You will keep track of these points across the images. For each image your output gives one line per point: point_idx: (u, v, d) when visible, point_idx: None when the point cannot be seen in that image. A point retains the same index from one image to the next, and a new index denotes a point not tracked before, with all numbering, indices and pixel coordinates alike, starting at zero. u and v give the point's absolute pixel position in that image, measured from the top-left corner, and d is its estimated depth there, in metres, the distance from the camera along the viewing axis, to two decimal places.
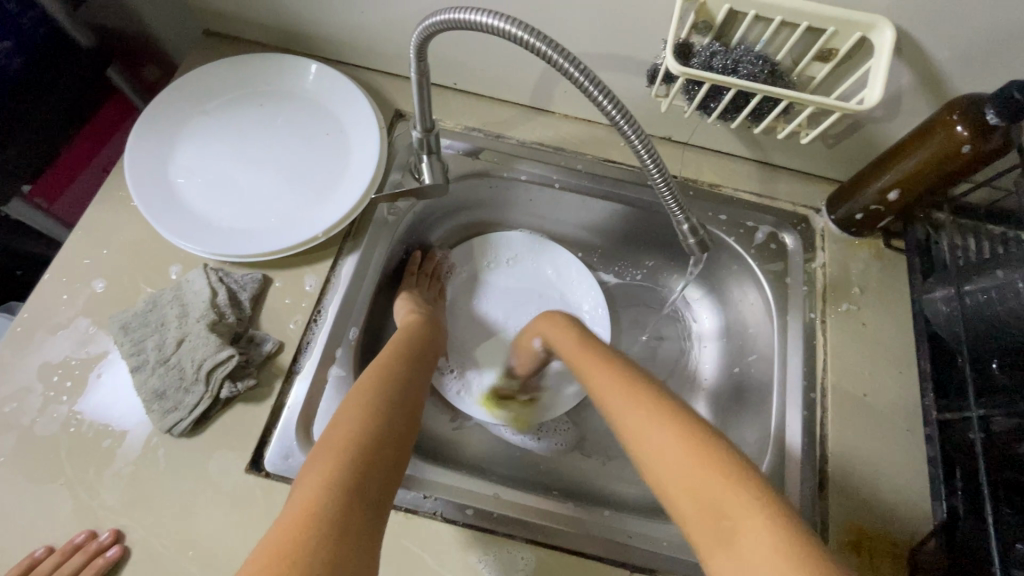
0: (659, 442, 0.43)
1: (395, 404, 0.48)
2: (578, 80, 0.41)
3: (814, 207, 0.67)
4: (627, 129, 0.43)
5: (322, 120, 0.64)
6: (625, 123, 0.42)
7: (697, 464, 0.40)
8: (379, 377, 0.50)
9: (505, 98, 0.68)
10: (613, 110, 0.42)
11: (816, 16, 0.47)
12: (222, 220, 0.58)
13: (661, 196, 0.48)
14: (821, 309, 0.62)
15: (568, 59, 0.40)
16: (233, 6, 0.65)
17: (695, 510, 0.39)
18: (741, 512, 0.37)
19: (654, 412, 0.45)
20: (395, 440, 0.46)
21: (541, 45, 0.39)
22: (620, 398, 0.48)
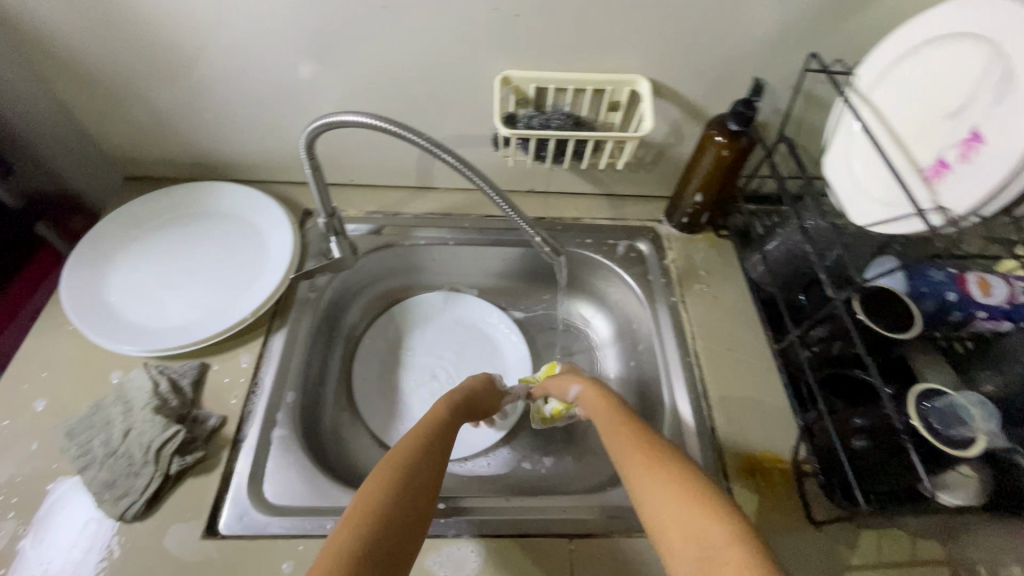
0: (651, 476, 0.45)
1: (415, 476, 0.46)
2: (424, 144, 0.54)
3: (657, 219, 0.84)
4: (468, 172, 0.57)
5: (242, 228, 0.76)
6: (464, 167, 0.56)
7: (684, 496, 0.42)
8: (412, 451, 0.49)
9: (397, 185, 0.83)
10: (450, 157, 0.55)
11: (594, 82, 0.66)
12: (157, 324, 0.65)
13: (506, 211, 0.61)
14: (680, 293, 0.76)
15: (411, 130, 0.54)
16: (156, 151, 0.78)
17: (684, 540, 0.39)
18: (718, 545, 0.37)
19: (648, 454, 0.48)
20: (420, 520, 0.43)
21: (392, 126, 0.53)
22: (626, 447, 0.50)
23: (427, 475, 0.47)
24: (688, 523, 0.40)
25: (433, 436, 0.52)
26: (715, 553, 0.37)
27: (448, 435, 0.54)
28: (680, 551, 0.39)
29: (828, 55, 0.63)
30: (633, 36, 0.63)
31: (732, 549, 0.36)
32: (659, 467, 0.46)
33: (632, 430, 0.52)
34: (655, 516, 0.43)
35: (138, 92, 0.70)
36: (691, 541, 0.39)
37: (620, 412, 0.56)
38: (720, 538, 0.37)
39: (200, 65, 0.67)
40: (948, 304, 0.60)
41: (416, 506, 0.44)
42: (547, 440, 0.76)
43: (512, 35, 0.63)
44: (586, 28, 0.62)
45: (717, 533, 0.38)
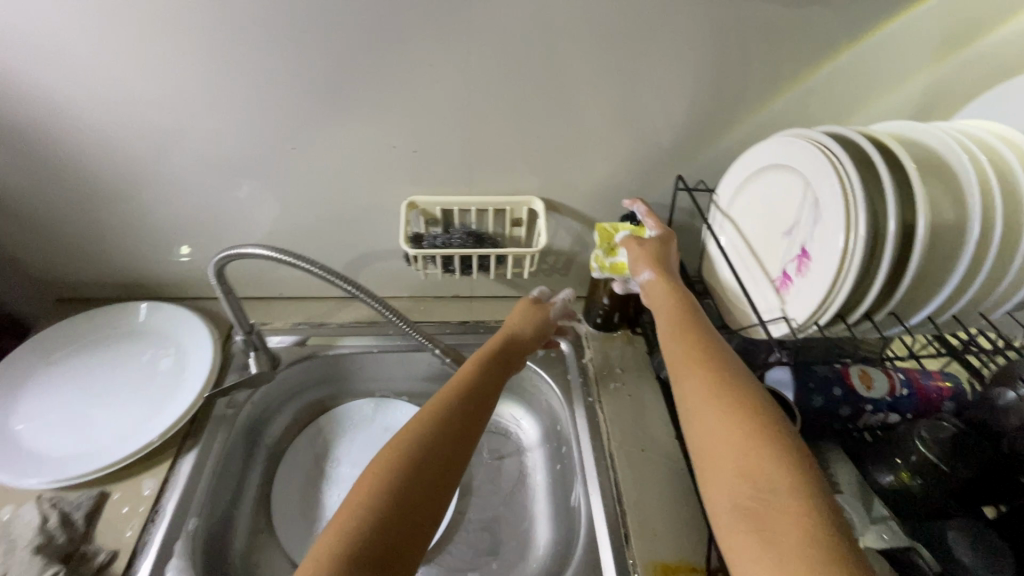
0: (704, 402, 0.48)
1: (421, 484, 0.46)
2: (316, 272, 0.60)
3: (577, 318, 0.87)
4: (356, 294, 0.64)
5: (164, 347, 0.77)
6: (352, 288, 0.64)
7: (732, 431, 0.44)
8: (421, 447, 0.49)
9: (325, 296, 0.87)
10: (342, 283, 0.63)
11: (494, 203, 0.72)
12: (58, 452, 0.64)
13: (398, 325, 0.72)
14: (597, 391, 0.78)
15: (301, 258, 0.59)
16: (89, 274, 0.82)
17: (736, 461, 0.43)
18: (776, 482, 0.40)
19: (707, 378, 0.49)
20: (414, 519, 0.44)
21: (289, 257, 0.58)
22: (687, 374, 0.51)
23: (427, 482, 0.47)
24: (735, 450, 0.43)
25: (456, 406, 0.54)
26: (767, 482, 0.41)
27: (475, 410, 0.55)
28: (728, 473, 0.43)
29: (696, 176, 0.72)
30: (524, 164, 0.70)
31: (787, 480, 0.40)
32: (712, 394, 0.48)
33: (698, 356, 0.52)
34: (703, 441, 0.46)
35: (71, 224, 0.75)
36: (738, 466, 0.42)
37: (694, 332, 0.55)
38: (779, 464, 0.41)
39: (130, 200, 0.72)
40: (834, 400, 0.61)
41: (409, 524, 0.44)
42: (471, 553, 0.74)
43: (414, 167, 0.70)
44: (479, 159, 0.69)
45: (776, 464, 0.41)
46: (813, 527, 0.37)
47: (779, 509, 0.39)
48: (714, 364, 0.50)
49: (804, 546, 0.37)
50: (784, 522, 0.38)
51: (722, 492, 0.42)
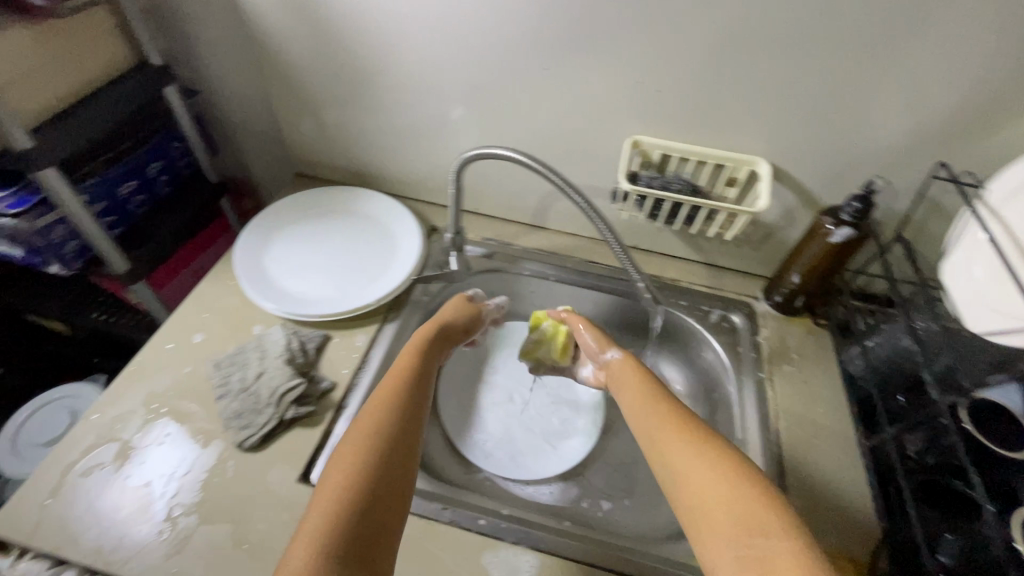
0: (690, 460, 0.49)
1: (392, 457, 0.49)
2: (556, 181, 0.64)
3: (754, 296, 0.86)
4: (579, 201, 0.64)
5: (377, 230, 0.87)
6: (572, 191, 0.64)
7: (729, 487, 0.46)
8: (360, 440, 0.50)
9: (515, 220, 0.92)
10: (570, 191, 0.64)
11: (717, 158, 0.72)
12: (297, 295, 0.77)
13: (611, 246, 0.66)
14: (768, 369, 0.76)
15: (547, 167, 0.64)
16: (327, 155, 0.94)
17: (729, 519, 0.44)
18: (774, 536, 0.42)
19: (710, 444, 0.50)
20: (392, 492, 0.47)
21: (537, 163, 0.64)
22: (670, 433, 0.53)
23: (391, 448, 0.50)
24: (729, 522, 0.44)
25: (404, 398, 0.55)
26: (765, 538, 0.42)
27: (413, 411, 0.55)
28: (724, 527, 0.44)
29: (954, 167, 0.66)
30: (762, 122, 0.69)
31: (782, 535, 0.42)
32: (693, 452, 0.50)
33: (680, 421, 0.54)
34: (691, 500, 0.47)
35: (330, 107, 0.86)
36: (732, 521, 0.44)
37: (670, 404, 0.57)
38: (774, 523, 0.42)
39: (384, 95, 0.82)
40: None
41: (391, 483, 0.47)
42: (607, 483, 0.78)
43: (649, 106, 0.71)
44: (717, 109, 0.69)
45: (771, 521, 0.43)
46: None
47: (780, 559, 0.40)
48: (693, 428, 0.53)
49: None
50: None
51: (725, 555, 0.42)
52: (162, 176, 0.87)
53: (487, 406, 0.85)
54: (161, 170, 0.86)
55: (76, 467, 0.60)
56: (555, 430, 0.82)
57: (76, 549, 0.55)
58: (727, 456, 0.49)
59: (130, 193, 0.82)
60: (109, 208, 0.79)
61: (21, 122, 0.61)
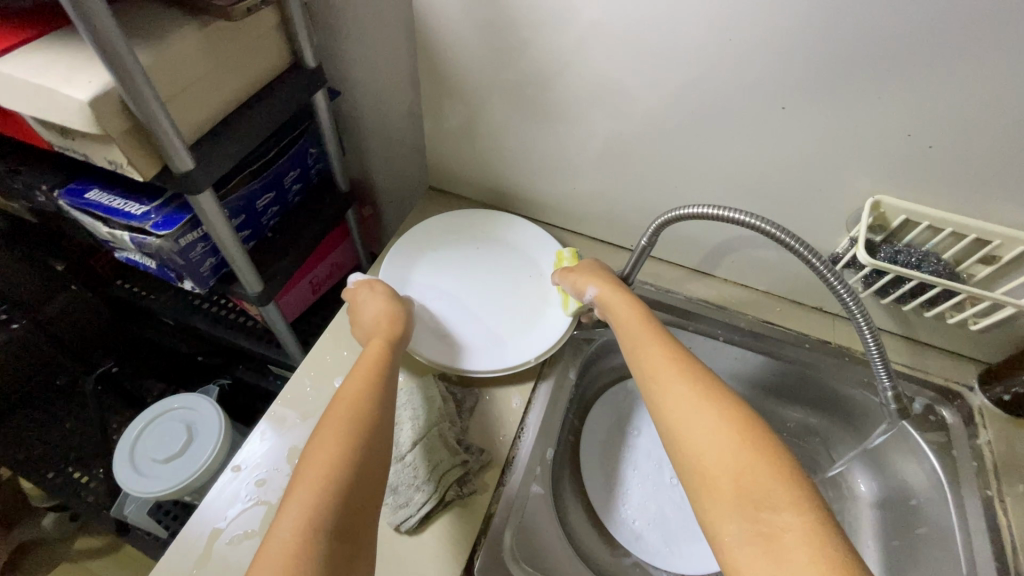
0: (691, 415, 0.49)
1: (366, 446, 0.48)
2: (794, 248, 0.57)
3: (967, 383, 0.72)
4: (822, 268, 0.57)
5: (527, 267, 0.77)
6: (809, 253, 0.57)
7: (739, 450, 0.46)
8: (347, 420, 0.49)
9: (677, 262, 0.81)
10: (809, 256, 0.57)
11: (982, 231, 0.58)
12: (444, 340, 0.68)
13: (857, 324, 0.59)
14: (997, 487, 0.63)
15: (785, 235, 0.56)
16: (467, 171, 0.85)
17: (732, 491, 0.44)
18: (785, 509, 0.42)
19: (698, 393, 0.51)
20: (370, 468, 0.48)
21: (770, 229, 0.56)
22: (672, 379, 0.53)
23: (368, 438, 0.49)
24: (740, 475, 0.45)
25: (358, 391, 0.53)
26: (779, 514, 0.42)
27: (381, 382, 0.55)
28: (726, 496, 0.44)
29: None
30: None
31: (795, 505, 0.42)
32: (698, 409, 0.49)
33: (679, 365, 0.54)
34: (698, 451, 0.47)
35: (484, 121, 0.77)
36: (735, 486, 0.44)
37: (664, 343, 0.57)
38: (789, 496, 0.42)
39: (549, 111, 0.71)
40: None
41: (369, 467, 0.48)
42: None
43: (904, 163, 0.57)
44: (1001, 170, 0.54)
45: (784, 495, 0.43)
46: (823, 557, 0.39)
47: (793, 533, 0.40)
48: (695, 373, 0.53)
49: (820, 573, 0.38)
50: (796, 552, 0.39)
51: (726, 512, 0.43)
52: (294, 185, 0.80)
53: (630, 477, 0.75)
54: (295, 180, 0.79)
55: (223, 532, 0.54)
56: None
57: None
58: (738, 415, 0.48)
59: (267, 205, 0.75)
60: (246, 222, 0.72)
61: (184, 141, 0.54)
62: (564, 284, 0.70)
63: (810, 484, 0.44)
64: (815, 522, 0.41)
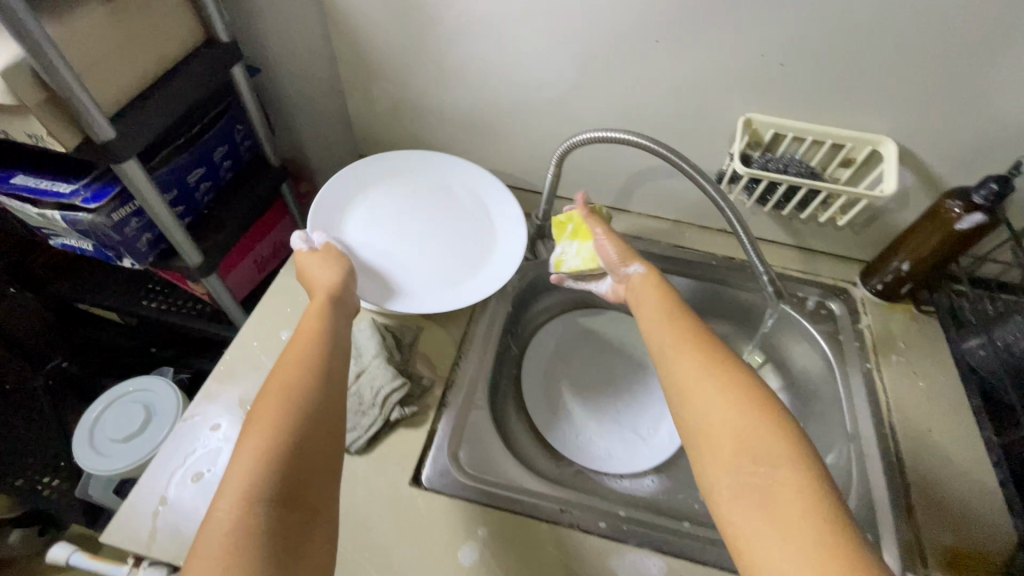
0: (697, 380, 0.49)
1: (313, 416, 0.48)
2: (673, 160, 0.62)
3: (851, 281, 0.82)
4: (694, 172, 0.62)
5: (466, 206, 0.81)
6: (682, 160, 0.62)
7: (739, 408, 0.46)
8: (285, 393, 0.49)
9: (595, 201, 0.88)
10: (683, 163, 0.62)
11: (837, 137, 0.67)
12: (395, 277, 0.73)
13: (729, 221, 0.63)
14: (875, 361, 0.73)
15: (666, 149, 0.62)
16: (392, 136, 0.89)
17: (731, 448, 0.44)
18: (782, 465, 0.42)
19: (706, 361, 0.51)
20: (311, 440, 0.47)
21: (648, 143, 0.61)
22: (678, 352, 0.52)
23: (310, 412, 0.48)
24: (738, 437, 0.45)
25: (295, 367, 0.51)
26: (774, 469, 0.42)
27: (325, 355, 0.54)
28: (728, 452, 0.44)
29: None
30: (894, 100, 0.63)
31: (789, 460, 0.42)
32: (704, 374, 0.49)
33: (687, 337, 0.53)
34: (702, 416, 0.47)
35: (401, 84, 0.80)
36: (736, 445, 0.44)
37: (676, 317, 0.56)
38: (785, 453, 0.43)
39: (458, 69, 0.76)
40: None
41: (315, 435, 0.47)
42: None
43: (768, 82, 0.65)
44: (843, 83, 0.63)
45: (780, 450, 0.43)
46: (813, 515, 0.39)
47: (787, 487, 0.41)
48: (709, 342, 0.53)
49: (809, 523, 0.39)
50: (788, 506, 0.40)
51: (722, 473, 0.44)
52: (225, 163, 0.83)
53: (571, 402, 0.81)
54: (224, 155, 0.82)
55: (181, 473, 0.58)
56: (647, 421, 0.80)
57: None
58: (745, 384, 0.48)
59: (198, 180, 0.78)
60: (179, 197, 0.75)
61: (103, 113, 0.57)
62: (597, 250, 0.67)
63: (812, 451, 0.43)
64: (810, 477, 0.41)
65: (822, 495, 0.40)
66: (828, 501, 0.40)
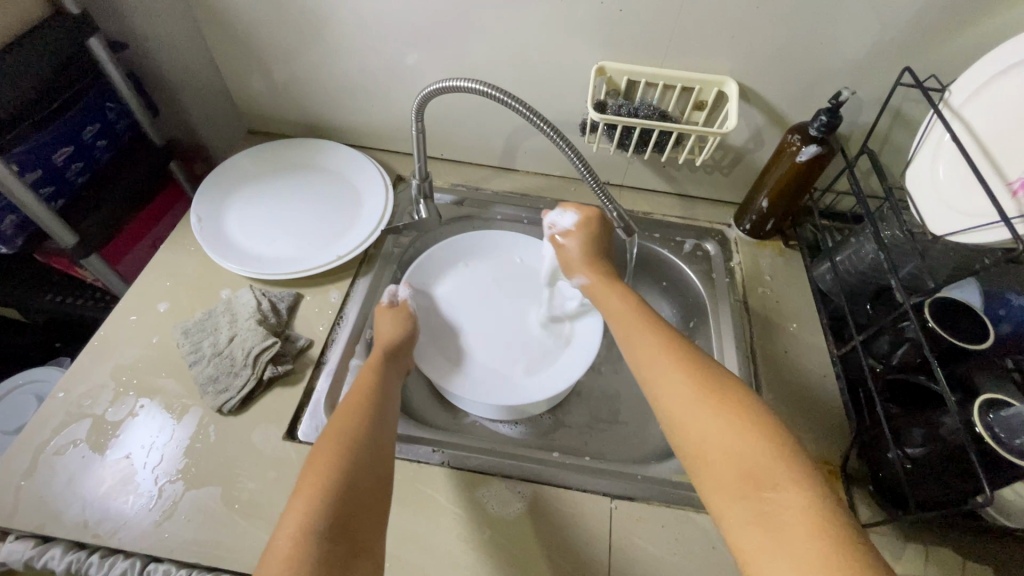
0: (686, 401, 0.49)
1: (365, 456, 0.51)
2: (512, 105, 0.60)
3: (726, 223, 0.86)
4: (538, 122, 0.61)
5: (346, 185, 0.83)
6: (521, 106, 0.60)
7: (731, 426, 0.45)
8: (337, 437, 0.52)
9: (482, 162, 0.90)
10: (524, 109, 0.60)
11: (686, 80, 0.70)
12: (261, 250, 0.75)
13: (576, 166, 0.63)
14: (742, 293, 0.78)
15: (505, 95, 0.60)
16: (278, 108, 0.89)
17: (733, 473, 0.43)
18: (783, 486, 0.41)
19: (693, 380, 0.50)
20: (366, 477, 0.49)
21: (485, 89, 0.59)
22: (664, 374, 0.51)
23: (367, 459, 0.51)
24: (740, 459, 0.43)
25: (356, 419, 0.54)
26: (778, 492, 0.41)
27: (378, 403, 0.57)
28: (728, 478, 0.43)
29: (924, 73, 0.65)
30: (730, 40, 0.66)
31: (791, 480, 0.41)
32: (692, 397, 0.48)
33: (672, 355, 0.53)
34: (696, 440, 0.46)
35: (277, 56, 0.81)
36: (735, 471, 0.43)
37: (658, 333, 0.56)
38: (785, 472, 0.42)
39: (328, 35, 0.76)
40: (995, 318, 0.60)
41: (377, 469, 0.51)
42: (590, 417, 0.79)
43: (614, 29, 0.68)
44: (681, 26, 0.66)
45: (778, 469, 0.42)
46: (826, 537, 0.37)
47: (792, 510, 0.39)
48: (680, 350, 0.53)
49: (815, 546, 0.37)
50: (796, 532, 0.38)
51: (729, 503, 0.42)
52: (101, 144, 0.81)
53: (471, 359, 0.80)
54: (97, 135, 0.80)
55: (48, 447, 0.58)
56: None
57: (59, 526, 0.54)
58: (738, 404, 0.47)
59: (67, 161, 0.76)
60: (45, 178, 0.74)
61: None
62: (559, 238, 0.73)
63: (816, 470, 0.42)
64: (811, 493, 0.40)
65: (834, 518, 0.39)
66: (838, 523, 0.38)
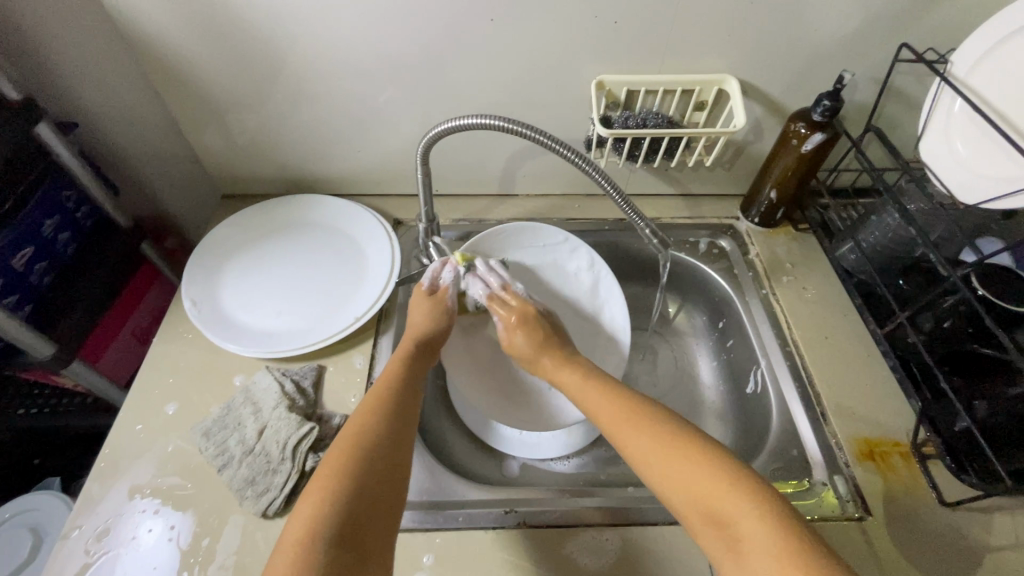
0: (658, 452, 0.48)
1: (384, 461, 0.48)
2: (527, 133, 0.57)
3: (734, 216, 0.85)
4: (557, 145, 0.58)
5: (344, 238, 0.78)
6: (538, 134, 0.57)
7: (696, 475, 0.46)
8: (352, 439, 0.48)
9: (479, 193, 0.87)
10: (540, 136, 0.57)
11: (684, 83, 0.69)
12: (268, 324, 0.69)
13: (599, 183, 0.61)
14: (769, 285, 0.77)
15: (521, 125, 0.56)
16: (253, 167, 0.83)
17: (699, 516, 0.44)
18: (751, 523, 0.42)
19: (662, 429, 0.50)
20: (382, 488, 0.46)
21: (498, 122, 0.56)
22: (630, 421, 0.52)
23: (380, 467, 0.47)
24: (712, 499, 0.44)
25: (366, 424, 0.50)
26: (743, 530, 0.42)
27: (400, 403, 0.54)
28: (694, 518, 0.44)
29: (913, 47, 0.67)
30: (725, 40, 0.66)
31: (755, 514, 0.42)
32: (663, 446, 0.48)
33: (628, 408, 0.53)
34: (670, 485, 0.46)
35: (251, 114, 0.75)
36: (703, 513, 0.44)
37: (615, 391, 0.56)
38: (745, 506, 0.43)
39: (306, 87, 0.72)
40: None
41: (388, 475, 0.47)
42: None
43: (610, 42, 0.66)
44: (677, 33, 0.66)
45: (746, 514, 0.42)
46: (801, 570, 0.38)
47: (758, 547, 0.40)
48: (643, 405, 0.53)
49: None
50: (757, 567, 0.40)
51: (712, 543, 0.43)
52: (62, 236, 0.73)
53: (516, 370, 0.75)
54: (57, 228, 0.72)
55: None
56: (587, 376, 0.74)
57: None
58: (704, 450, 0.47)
59: (29, 263, 0.68)
60: (8, 287, 0.66)
61: None
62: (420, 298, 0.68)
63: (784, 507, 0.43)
64: (783, 533, 0.41)
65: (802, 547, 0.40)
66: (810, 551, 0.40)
